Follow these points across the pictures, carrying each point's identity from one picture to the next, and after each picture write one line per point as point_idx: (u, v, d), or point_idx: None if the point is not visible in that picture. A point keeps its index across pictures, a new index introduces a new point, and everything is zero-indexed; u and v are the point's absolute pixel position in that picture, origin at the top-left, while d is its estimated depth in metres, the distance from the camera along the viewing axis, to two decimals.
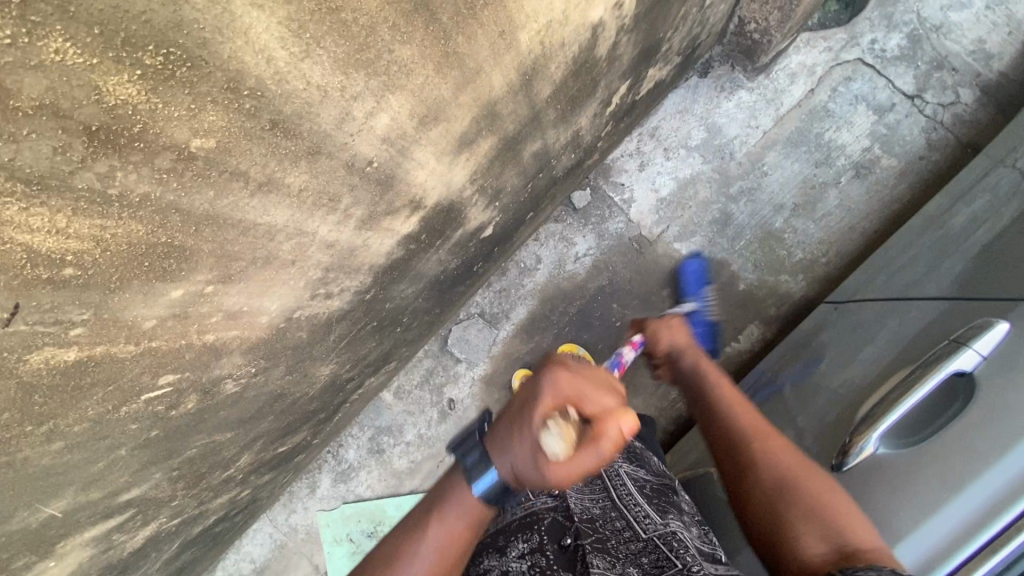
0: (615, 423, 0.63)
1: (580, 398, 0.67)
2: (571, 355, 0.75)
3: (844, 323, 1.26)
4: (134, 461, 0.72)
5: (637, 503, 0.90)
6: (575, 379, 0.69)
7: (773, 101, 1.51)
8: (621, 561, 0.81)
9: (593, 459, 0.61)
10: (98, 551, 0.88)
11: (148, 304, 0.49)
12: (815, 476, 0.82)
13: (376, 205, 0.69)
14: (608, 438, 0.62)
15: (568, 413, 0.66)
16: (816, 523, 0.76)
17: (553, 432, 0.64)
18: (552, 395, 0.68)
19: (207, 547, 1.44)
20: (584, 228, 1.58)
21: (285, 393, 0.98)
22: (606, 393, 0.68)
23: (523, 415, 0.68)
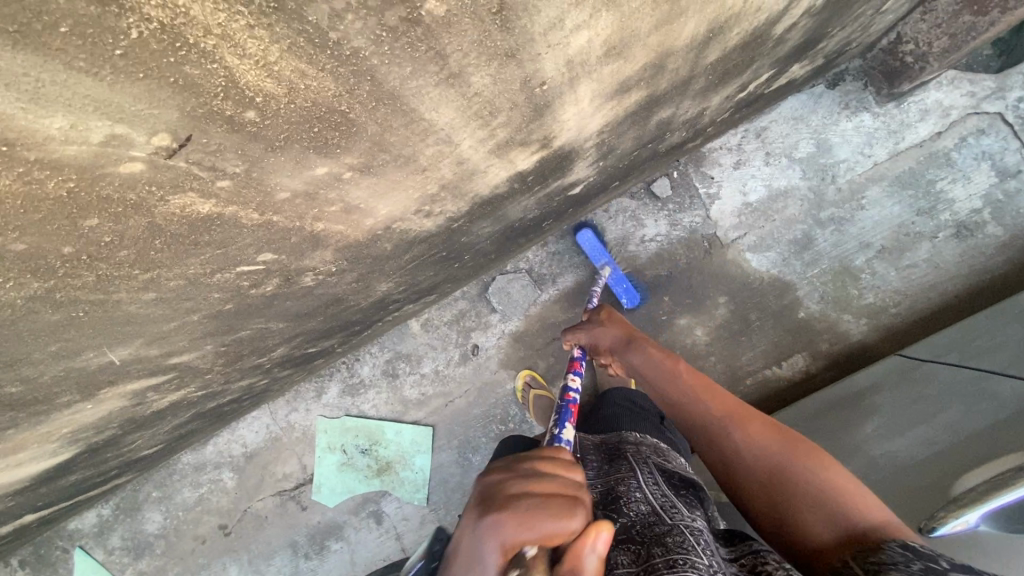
0: (590, 549, 0.48)
1: (536, 533, 0.49)
2: (496, 469, 0.55)
3: (902, 388, 1.26)
4: (198, 329, 0.69)
5: (664, 492, 0.88)
6: (522, 515, 0.49)
7: (895, 133, 1.41)
8: (646, 544, 0.72)
9: None
10: (130, 404, 0.86)
11: (291, 174, 0.44)
12: (806, 450, 0.82)
13: (519, 132, 0.62)
14: (587, 573, 0.48)
15: (527, 553, 0.49)
16: (817, 510, 0.75)
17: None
18: (500, 549, 0.48)
19: (211, 422, 1.44)
20: (658, 212, 1.50)
21: (343, 298, 0.94)
22: (564, 514, 0.50)
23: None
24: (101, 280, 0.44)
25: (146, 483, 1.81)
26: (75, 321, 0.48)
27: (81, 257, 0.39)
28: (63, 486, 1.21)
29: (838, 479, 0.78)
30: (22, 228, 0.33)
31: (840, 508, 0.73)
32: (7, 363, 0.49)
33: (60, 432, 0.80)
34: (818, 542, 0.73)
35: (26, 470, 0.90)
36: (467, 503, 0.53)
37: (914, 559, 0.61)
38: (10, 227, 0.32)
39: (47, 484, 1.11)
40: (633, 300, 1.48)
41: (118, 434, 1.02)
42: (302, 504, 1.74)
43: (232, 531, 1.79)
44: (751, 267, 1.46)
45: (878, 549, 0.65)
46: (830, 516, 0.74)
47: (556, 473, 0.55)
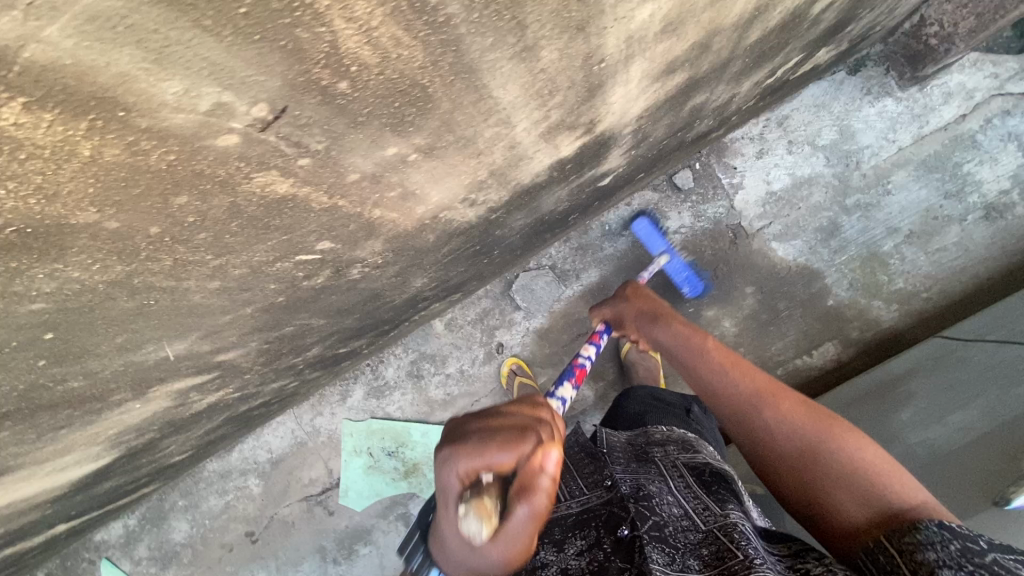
0: (536, 466, 0.55)
1: (487, 461, 0.56)
2: (468, 415, 0.63)
3: (938, 371, 1.26)
4: (250, 324, 0.69)
5: (695, 494, 0.82)
6: (473, 445, 0.57)
7: (919, 117, 1.40)
8: (681, 551, 0.71)
9: (525, 517, 0.53)
10: (173, 404, 0.86)
11: (365, 154, 0.44)
12: (840, 426, 0.77)
13: (570, 114, 0.62)
14: (538, 490, 0.54)
15: (482, 480, 0.55)
16: (850, 491, 0.71)
17: (468, 514, 0.53)
18: (456, 475, 0.57)
19: (239, 427, 1.44)
20: (682, 204, 1.49)
21: (380, 294, 0.94)
22: (511, 443, 0.56)
23: (446, 500, 0.58)
24: (176, 267, 0.43)
25: (172, 491, 1.81)
26: (143, 310, 0.48)
27: (164, 239, 0.39)
28: (98, 494, 1.21)
29: (874, 457, 0.73)
30: (116, 204, 0.33)
31: (871, 489, 0.69)
32: (76, 355, 0.49)
33: (107, 433, 0.80)
34: (851, 526, 0.69)
35: (68, 475, 0.90)
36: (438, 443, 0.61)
37: (950, 536, 0.57)
38: (105, 201, 0.32)
39: (84, 492, 1.10)
40: (695, 289, 1.45)
41: (157, 438, 1.02)
42: (329, 509, 1.74)
43: (259, 538, 1.78)
44: (778, 257, 1.45)
45: (913, 529, 0.61)
46: (864, 498, 0.69)
47: (510, 412, 0.61)
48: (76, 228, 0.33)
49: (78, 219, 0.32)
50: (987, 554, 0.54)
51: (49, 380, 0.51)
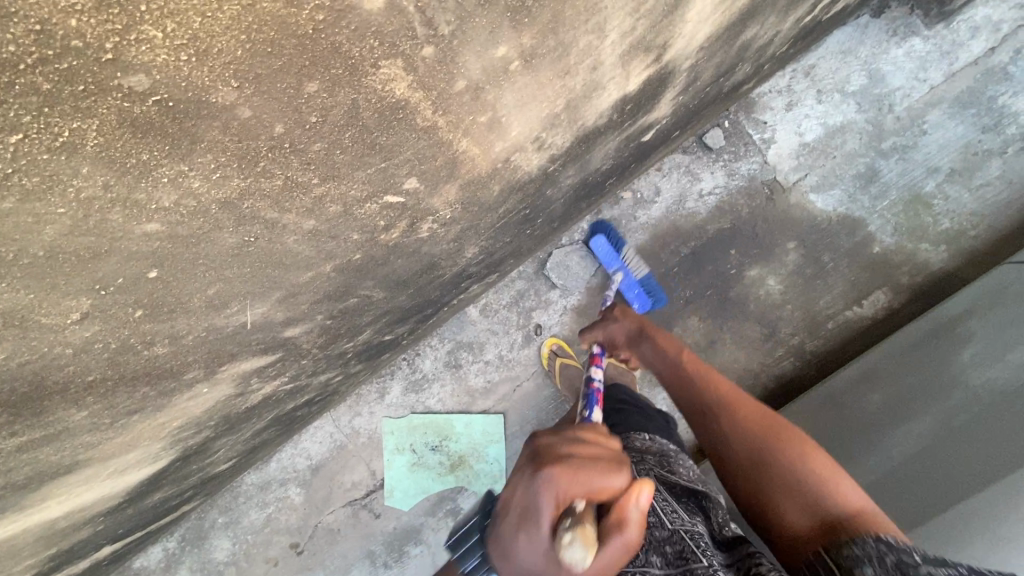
0: (635, 501, 0.51)
1: (587, 488, 0.52)
2: (552, 435, 0.58)
3: (991, 311, 1.19)
4: (325, 287, 0.65)
5: (664, 497, 0.86)
6: (572, 475, 0.52)
7: (948, 54, 1.38)
8: (643, 548, 0.77)
9: (618, 548, 0.49)
10: (234, 393, 0.82)
11: (480, 51, 0.43)
12: (787, 436, 0.80)
13: (652, 29, 0.59)
14: (631, 522, 0.50)
15: (577, 509, 0.50)
16: (798, 496, 0.74)
17: (572, 541, 0.48)
18: (551, 498, 0.51)
19: (282, 431, 1.39)
20: (713, 164, 1.46)
21: (437, 264, 0.90)
22: (609, 473, 0.53)
23: (522, 524, 0.50)
24: (283, 195, 0.45)
25: (211, 509, 1.75)
26: (239, 254, 0.48)
27: (284, 144, 0.41)
28: (147, 507, 1.16)
29: (822, 469, 0.75)
30: (254, 85, 0.36)
31: (818, 496, 0.72)
32: (167, 310, 0.49)
33: (172, 426, 0.76)
34: (798, 532, 0.72)
35: (127, 480, 0.86)
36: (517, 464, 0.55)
37: (886, 550, 0.62)
38: (246, 76, 0.35)
39: (134, 504, 1.06)
40: (645, 304, 1.46)
41: (210, 438, 0.98)
42: (375, 512, 1.68)
43: (305, 549, 1.72)
44: (817, 209, 1.43)
45: (848, 542, 0.65)
46: (806, 503, 0.73)
47: (594, 438, 0.59)
48: (214, 108, 0.36)
49: (218, 95, 0.35)
50: (920, 567, 0.58)
51: (138, 343, 0.50)
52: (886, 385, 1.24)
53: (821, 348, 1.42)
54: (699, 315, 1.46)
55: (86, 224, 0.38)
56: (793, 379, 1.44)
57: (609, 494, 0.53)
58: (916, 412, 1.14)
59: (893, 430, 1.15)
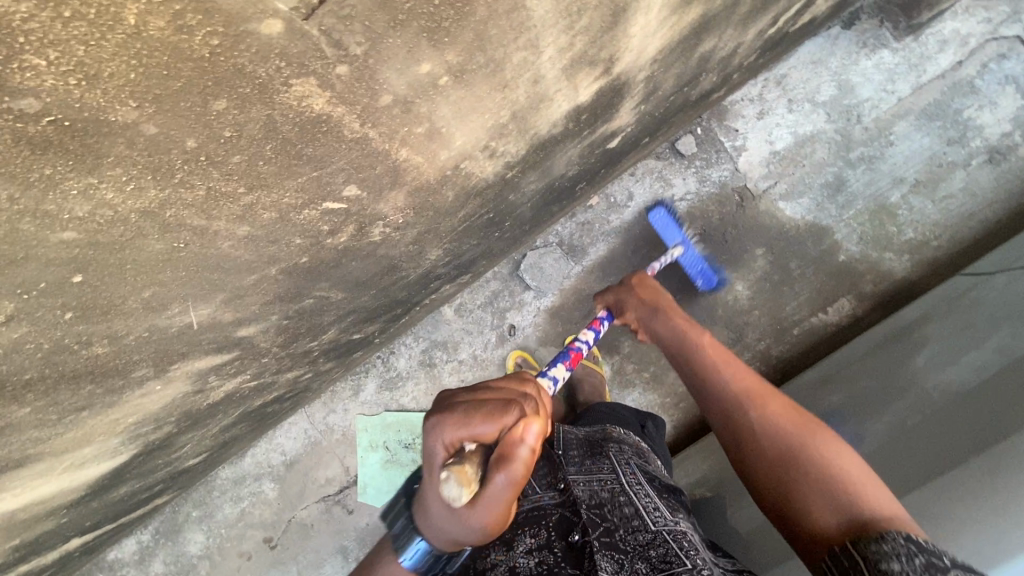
0: (519, 441, 0.61)
1: (472, 432, 0.64)
2: (460, 390, 0.72)
3: (951, 318, 1.21)
4: (274, 289, 0.66)
5: (647, 493, 0.92)
6: (459, 417, 0.65)
7: (916, 67, 1.41)
8: (630, 556, 0.81)
9: (503, 484, 0.61)
10: (192, 390, 0.83)
11: (401, 69, 0.44)
12: (822, 435, 0.83)
13: (593, 44, 0.60)
14: (516, 461, 0.61)
15: (465, 448, 0.63)
16: (819, 487, 0.77)
17: (449, 481, 0.60)
18: (445, 444, 0.65)
19: (254, 426, 1.40)
20: (686, 170, 1.48)
21: (398, 266, 0.92)
22: (493, 416, 0.64)
23: (430, 464, 0.66)
24: (206, 203, 0.45)
25: (186, 502, 1.77)
26: (171, 260, 0.49)
27: (199, 157, 0.41)
28: (112, 502, 1.18)
29: (854, 474, 0.77)
30: (156, 104, 0.36)
31: (842, 490, 0.76)
32: (100, 311, 0.49)
33: (127, 422, 0.77)
34: (818, 526, 0.75)
35: (85, 475, 0.87)
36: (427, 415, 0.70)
37: (916, 550, 0.64)
38: (145, 97, 0.35)
39: (98, 499, 1.07)
40: (710, 282, 1.43)
41: (174, 434, 0.99)
42: (348, 508, 1.70)
43: (278, 543, 1.74)
44: (786, 216, 1.45)
45: (876, 538, 0.68)
46: (836, 498, 0.75)
47: (494, 392, 0.70)
48: (116, 127, 0.36)
49: (117, 115, 0.35)
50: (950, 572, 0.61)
51: (75, 343, 0.50)
52: (847, 385, 1.27)
53: (787, 354, 1.45)
54: None
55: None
56: None
57: (493, 437, 0.64)
58: (868, 414, 1.18)
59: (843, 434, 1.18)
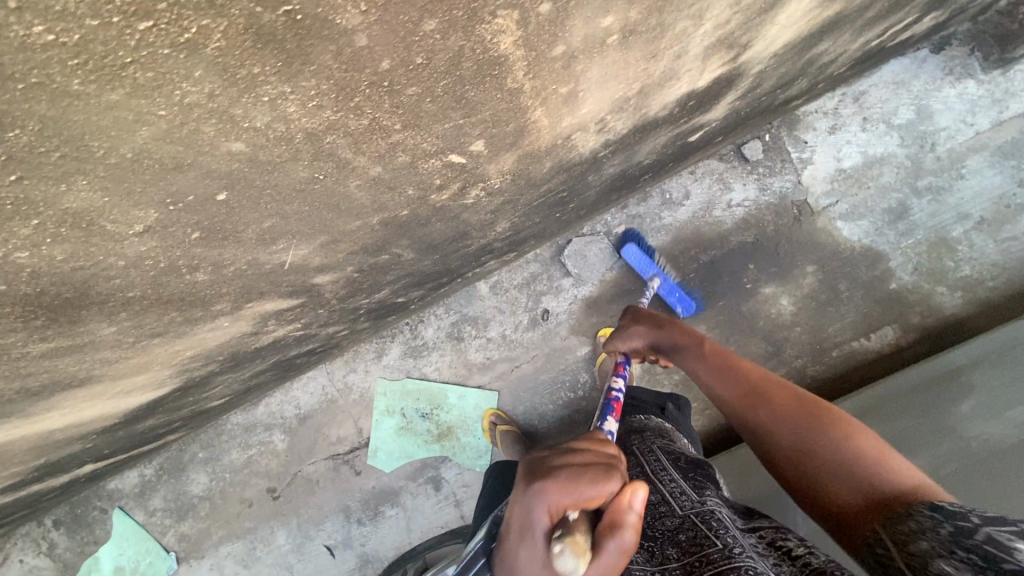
0: (628, 503, 0.57)
1: (577, 499, 0.57)
2: (542, 451, 0.64)
3: (1002, 370, 1.21)
4: (364, 239, 0.63)
5: (672, 478, 0.91)
6: (559, 486, 0.57)
7: (999, 102, 1.37)
8: (660, 544, 0.78)
9: (615, 550, 0.55)
10: (249, 333, 0.81)
11: (589, 18, 0.41)
12: (825, 413, 0.79)
13: (742, 26, 0.57)
14: (625, 526, 0.56)
15: (568, 518, 0.56)
16: (839, 475, 0.72)
17: (563, 552, 0.54)
18: (542, 514, 0.57)
19: (280, 376, 1.38)
20: (747, 176, 1.45)
21: (467, 234, 0.89)
22: (601, 480, 0.58)
23: (526, 538, 0.57)
24: (360, 136, 0.43)
25: (193, 442, 1.76)
26: (302, 190, 0.46)
27: (384, 82, 0.38)
28: (135, 433, 1.16)
29: (880, 452, 0.72)
30: (380, 12, 0.33)
31: (867, 471, 0.70)
32: (221, 237, 0.47)
33: (183, 356, 0.75)
34: (845, 510, 0.70)
35: (127, 403, 0.85)
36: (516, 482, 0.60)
37: (941, 521, 0.59)
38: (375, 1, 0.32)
39: (125, 428, 1.06)
40: (688, 309, 1.45)
41: (213, 374, 0.97)
42: (356, 469, 1.69)
43: (281, 495, 1.74)
44: (843, 236, 1.42)
45: (905, 517, 0.63)
46: (858, 485, 0.70)
47: (590, 450, 0.63)
48: (335, 31, 0.33)
49: (341, 18, 0.32)
50: (978, 532, 0.55)
51: (183, 266, 0.48)
52: (884, 421, 1.25)
53: (823, 375, 1.43)
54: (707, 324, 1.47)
55: (179, 132, 0.35)
56: None
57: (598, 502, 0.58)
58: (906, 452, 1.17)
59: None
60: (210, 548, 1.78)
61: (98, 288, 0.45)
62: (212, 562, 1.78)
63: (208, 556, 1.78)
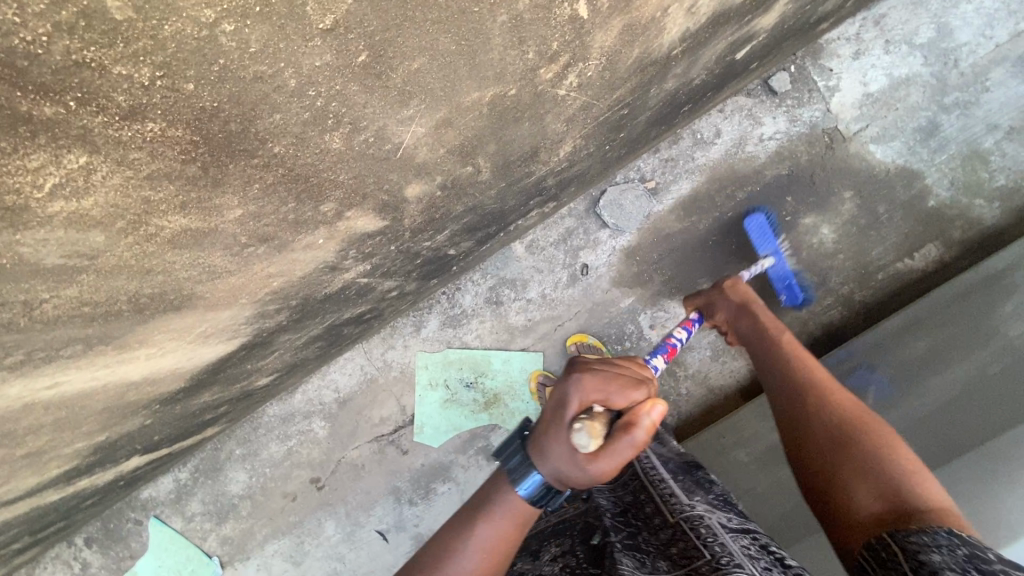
0: (648, 412, 0.66)
1: (605, 397, 0.69)
2: (590, 359, 0.76)
3: None
4: (471, 128, 0.61)
5: (663, 481, 0.93)
6: (602, 383, 0.69)
7: (1016, 13, 1.39)
8: (652, 556, 0.77)
9: (628, 445, 0.63)
10: (330, 266, 0.78)
11: None
12: (888, 431, 0.83)
13: None
14: (641, 426, 0.65)
15: (595, 410, 0.67)
16: (872, 479, 0.76)
17: (581, 429, 0.64)
18: (579, 400, 0.68)
19: (327, 348, 1.34)
20: (776, 109, 1.45)
21: (538, 153, 0.86)
22: (628, 389, 0.70)
23: (555, 416, 0.68)
24: None
25: (230, 439, 1.70)
26: (460, 16, 0.45)
27: None
28: (190, 411, 1.11)
29: (918, 471, 0.76)
30: None
31: (898, 485, 0.74)
32: (375, 76, 0.46)
33: (269, 287, 0.71)
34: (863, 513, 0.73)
35: (201, 357, 0.81)
36: (561, 373, 0.73)
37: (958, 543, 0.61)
38: None
39: (182, 403, 1.01)
40: (795, 298, 1.40)
41: (279, 329, 0.93)
42: (403, 448, 1.64)
43: (326, 484, 1.68)
44: (876, 159, 1.43)
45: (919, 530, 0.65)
46: (880, 492, 0.74)
47: (626, 368, 0.75)
48: None
49: None
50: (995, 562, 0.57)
51: (331, 115, 0.47)
52: (934, 330, 1.25)
53: (870, 299, 1.43)
54: (749, 261, 1.47)
55: None
56: (840, 328, 1.45)
57: (622, 406, 0.69)
58: (970, 346, 1.21)
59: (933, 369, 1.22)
60: (255, 548, 1.72)
61: (254, 130, 0.44)
62: (259, 563, 1.71)
63: (254, 556, 1.71)
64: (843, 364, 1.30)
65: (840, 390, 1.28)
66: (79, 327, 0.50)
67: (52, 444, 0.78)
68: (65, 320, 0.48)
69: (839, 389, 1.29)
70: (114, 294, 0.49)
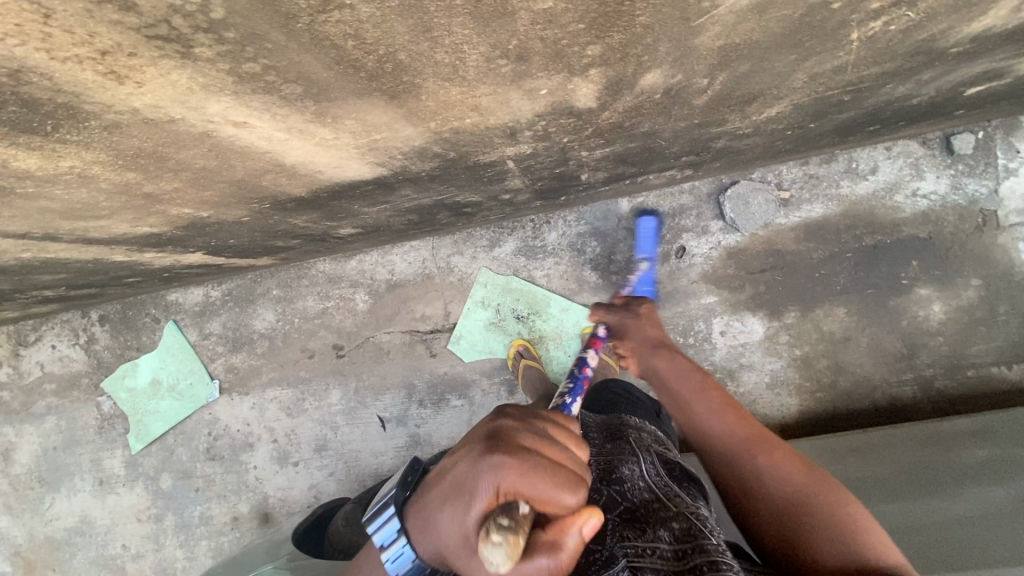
0: (577, 528, 0.44)
1: (532, 492, 0.46)
2: (517, 422, 0.52)
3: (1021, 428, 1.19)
4: (763, 30, 0.55)
5: (666, 481, 0.81)
6: (526, 471, 0.46)
7: None
8: (651, 526, 0.69)
9: (543, 569, 0.43)
10: (511, 130, 0.73)
11: None
12: (824, 480, 0.75)
13: None
14: (565, 550, 0.43)
15: (513, 510, 0.44)
16: (828, 534, 0.68)
17: (493, 545, 0.41)
18: (493, 491, 0.46)
19: (415, 226, 1.31)
20: (943, 169, 1.37)
21: (751, 102, 0.79)
22: (564, 485, 0.47)
23: (457, 501, 0.48)
24: None
25: (272, 277, 1.69)
26: None
27: None
28: (277, 228, 1.08)
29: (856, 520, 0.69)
30: None
31: (852, 536, 0.67)
32: None
33: (457, 124, 0.66)
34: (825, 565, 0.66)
35: (343, 171, 0.77)
36: (479, 439, 0.51)
37: None
38: None
39: (281, 215, 0.97)
40: (737, 296, 1.44)
41: (413, 178, 0.88)
42: (432, 351, 1.63)
43: (346, 355, 1.67)
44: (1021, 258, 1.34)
45: None
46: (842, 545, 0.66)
47: (560, 445, 0.51)
48: None
49: None
50: None
51: None
52: (996, 443, 1.17)
53: (949, 390, 1.38)
54: (846, 308, 1.41)
55: None
56: (906, 407, 1.39)
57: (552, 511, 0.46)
58: (997, 474, 1.10)
59: (956, 484, 1.11)
60: (256, 387, 1.72)
61: None
62: (255, 402, 1.72)
63: (253, 394, 1.72)
64: (882, 446, 1.26)
65: (874, 463, 1.23)
66: (323, 64, 0.49)
67: (173, 196, 0.75)
68: (330, 43, 0.46)
69: (873, 456, 1.25)
70: (384, 38, 0.46)
